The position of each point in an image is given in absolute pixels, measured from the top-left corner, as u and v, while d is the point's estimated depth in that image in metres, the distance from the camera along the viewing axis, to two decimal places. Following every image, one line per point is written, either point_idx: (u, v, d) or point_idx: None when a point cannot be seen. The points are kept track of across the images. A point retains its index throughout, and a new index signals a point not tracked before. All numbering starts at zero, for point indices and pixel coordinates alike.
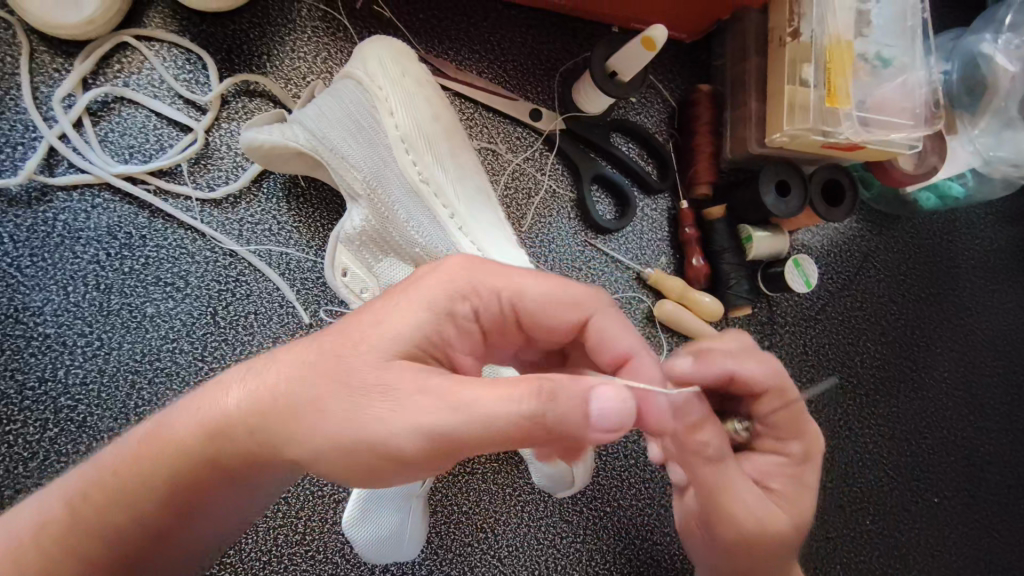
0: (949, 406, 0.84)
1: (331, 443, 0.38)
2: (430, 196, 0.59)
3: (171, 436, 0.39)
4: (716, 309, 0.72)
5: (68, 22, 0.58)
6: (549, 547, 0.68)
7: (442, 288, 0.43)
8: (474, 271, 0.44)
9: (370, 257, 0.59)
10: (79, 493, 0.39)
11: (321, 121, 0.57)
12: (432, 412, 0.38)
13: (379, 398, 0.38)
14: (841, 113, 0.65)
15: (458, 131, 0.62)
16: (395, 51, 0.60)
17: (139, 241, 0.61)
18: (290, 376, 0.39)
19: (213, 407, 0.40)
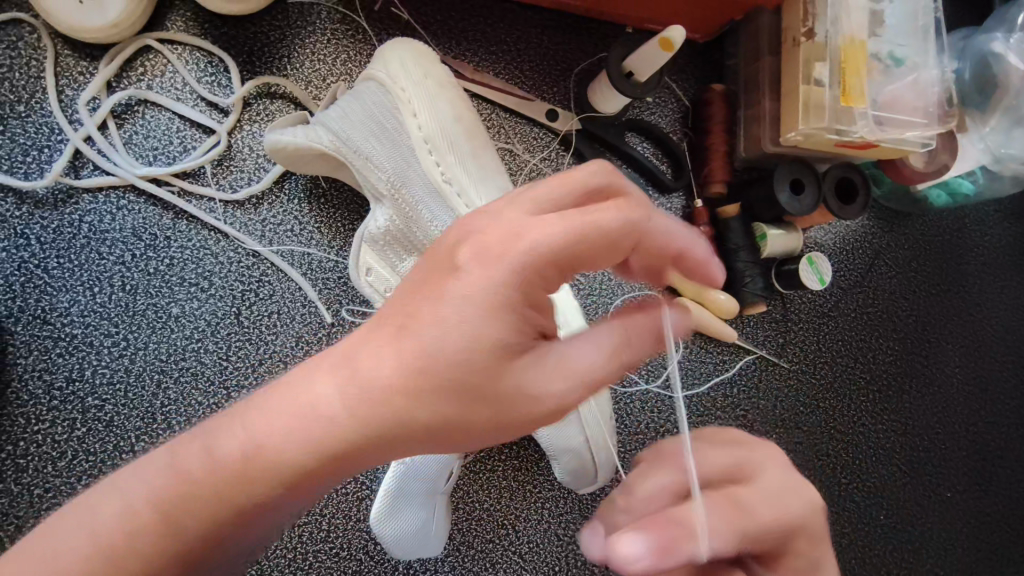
0: (960, 402, 0.85)
1: (452, 426, 0.36)
2: (452, 196, 0.59)
3: (273, 454, 0.36)
4: (733, 305, 0.72)
5: (94, 25, 0.59)
6: (569, 543, 0.68)
7: (501, 260, 0.36)
8: (502, 225, 0.37)
9: (394, 257, 0.60)
10: (171, 495, 0.36)
11: (346, 122, 0.58)
12: (547, 382, 0.36)
13: (485, 383, 0.36)
14: (855, 112, 0.66)
15: (480, 132, 0.63)
16: (416, 53, 0.62)
17: (164, 242, 0.61)
18: (372, 379, 0.36)
19: (310, 405, 0.36)
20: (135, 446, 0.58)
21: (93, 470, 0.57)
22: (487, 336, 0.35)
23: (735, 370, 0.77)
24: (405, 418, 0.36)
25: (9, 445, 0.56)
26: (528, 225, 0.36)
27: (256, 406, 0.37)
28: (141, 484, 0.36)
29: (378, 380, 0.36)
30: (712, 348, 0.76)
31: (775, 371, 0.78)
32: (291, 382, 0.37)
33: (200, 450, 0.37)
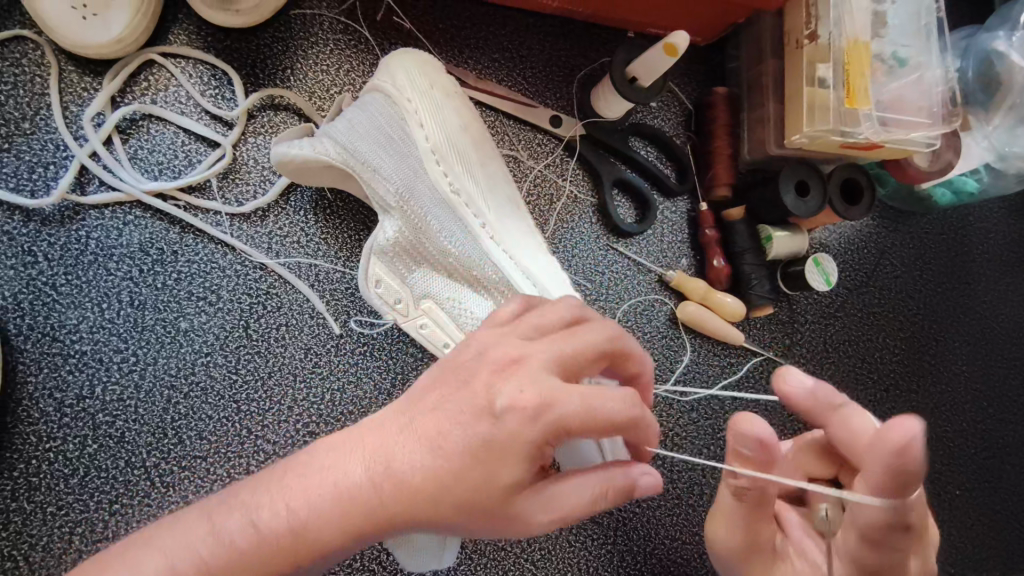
0: (967, 399, 0.85)
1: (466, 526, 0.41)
2: (462, 207, 0.60)
3: (316, 527, 0.38)
4: (740, 311, 0.73)
5: (98, 41, 0.59)
6: (581, 550, 0.68)
7: (534, 416, 0.40)
8: (519, 378, 0.41)
9: (404, 269, 0.59)
10: (218, 561, 0.38)
11: (353, 135, 0.58)
12: (536, 511, 0.41)
13: (491, 503, 0.40)
14: (860, 113, 0.66)
15: (486, 142, 0.64)
16: (421, 64, 0.62)
17: (171, 256, 0.61)
18: (400, 479, 0.39)
19: (350, 487, 0.39)
20: (146, 462, 0.58)
21: (105, 487, 0.57)
22: (503, 474, 0.40)
23: (743, 373, 0.77)
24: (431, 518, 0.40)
25: (20, 464, 0.55)
26: (554, 387, 0.41)
27: (298, 482, 0.40)
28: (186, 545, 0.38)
29: (413, 472, 0.40)
30: (720, 350, 0.76)
31: None
32: (331, 462, 0.40)
33: (243, 521, 0.39)
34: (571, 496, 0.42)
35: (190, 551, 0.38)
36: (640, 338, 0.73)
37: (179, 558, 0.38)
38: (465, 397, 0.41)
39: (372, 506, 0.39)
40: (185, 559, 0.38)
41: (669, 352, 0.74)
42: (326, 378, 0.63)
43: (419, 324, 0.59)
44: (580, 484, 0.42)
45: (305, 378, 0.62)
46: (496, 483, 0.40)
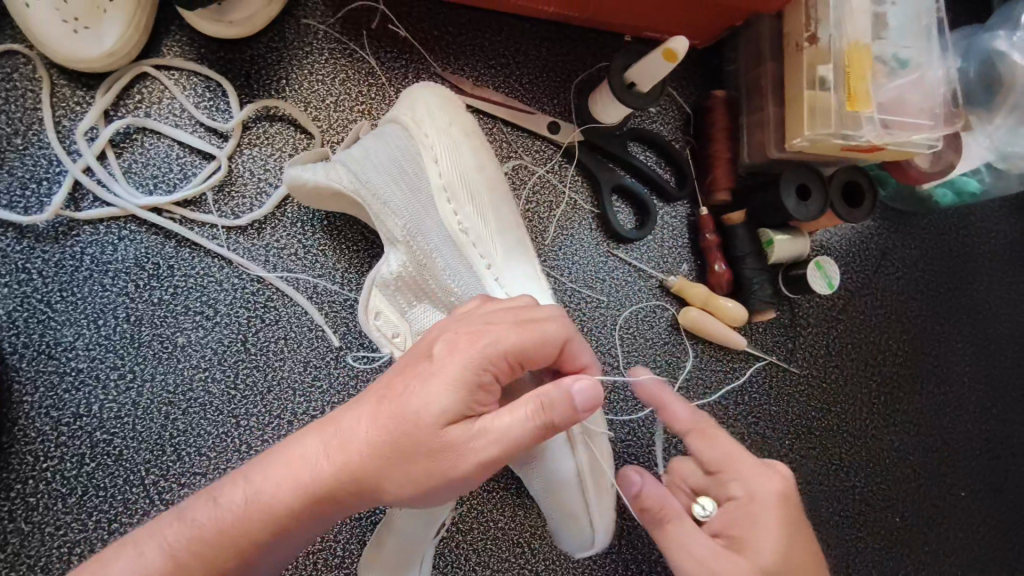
0: (971, 401, 0.84)
1: (408, 481, 0.42)
2: (469, 247, 0.59)
3: (269, 497, 0.42)
4: (742, 315, 0.72)
5: (90, 55, 0.58)
6: (586, 559, 0.68)
7: (466, 353, 0.42)
8: (460, 334, 0.43)
9: (404, 303, 0.60)
10: (183, 546, 0.41)
11: (366, 165, 0.59)
12: (477, 441, 0.41)
13: (430, 444, 0.41)
14: (862, 116, 0.65)
15: (503, 186, 0.63)
16: (443, 98, 0.62)
17: (167, 271, 0.61)
18: (353, 436, 0.42)
19: (300, 463, 0.42)
20: (145, 479, 0.57)
21: (104, 506, 0.56)
22: (438, 407, 0.41)
23: (746, 378, 0.76)
24: (372, 476, 0.41)
25: (18, 484, 0.55)
26: (485, 328, 0.43)
27: (257, 464, 0.43)
28: (159, 533, 0.42)
29: (356, 439, 0.42)
30: (722, 356, 0.75)
31: (787, 377, 0.78)
32: (286, 450, 0.43)
33: (206, 504, 0.42)
34: (507, 427, 0.41)
35: (160, 540, 0.41)
36: (642, 344, 0.73)
37: (149, 548, 0.41)
38: (415, 361, 0.43)
39: (317, 477, 0.41)
40: (153, 548, 0.41)
41: (672, 358, 0.73)
42: (326, 391, 0.62)
43: None
44: (518, 412, 0.42)
45: (304, 392, 0.62)
46: (433, 415, 0.41)
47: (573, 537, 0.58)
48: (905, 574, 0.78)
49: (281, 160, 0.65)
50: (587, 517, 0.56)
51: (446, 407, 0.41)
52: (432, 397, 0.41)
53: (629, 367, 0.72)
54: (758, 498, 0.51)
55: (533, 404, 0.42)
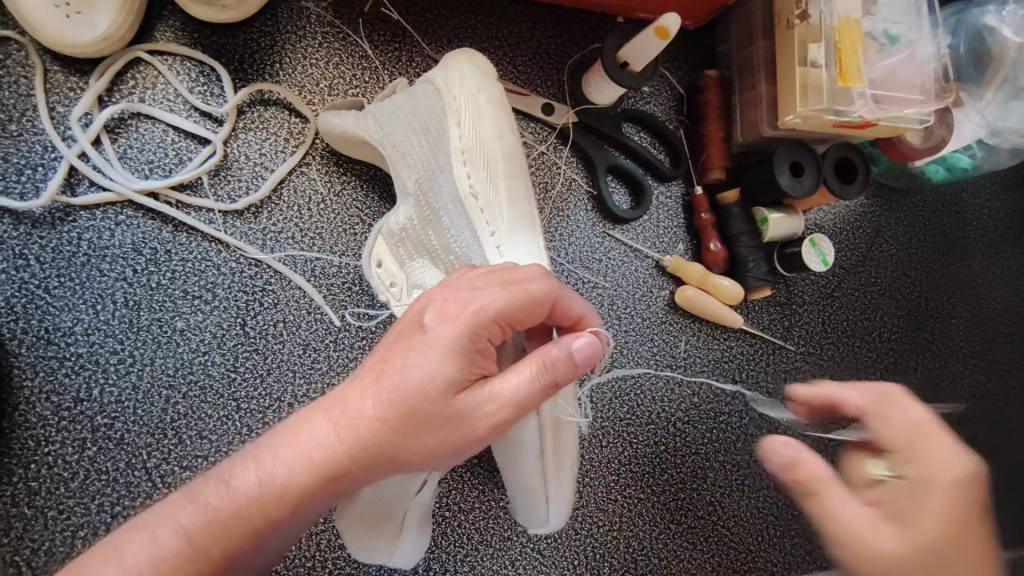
0: (966, 375, 0.85)
1: (419, 452, 0.42)
2: (476, 211, 0.59)
3: (282, 476, 0.42)
4: (739, 293, 0.73)
5: (82, 39, 0.58)
6: (586, 537, 0.68)
7: (458, 319, 0.42)
8: (452, 302, 0.44)
9: (405, 256, 0.60)
10: (199, 526, 0.41)
11: (393, 117, 0.61)
12: (485, 406, 0.42)
13: (438, 411, 0.42)
14: (854, 91, 0.66)
15: (519, 158, 0.62)
16: (476, 66, 0.63)
17: (165, 256, 0.61)
18: (357, 413, 0.42)
19: (310, 443, 0.42)
20: (147, 463, 0.58)
21: (106, 489, 0.56)
22: (443, 375, 0.41)
23: (742, 356, 0.77)
24: (383, 447, 0.42)
25: (19, 468, 0.55)
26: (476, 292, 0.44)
27: (265, 445, 0.43)
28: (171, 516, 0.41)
29: (362, 413, 0.42)
30: (718, 334, 0.76)
31: (783, 354, 0.78)
32: (296, 429, 0.43)
33: (219, 488, 0.42)
34: (512, 389, 0.42)
35: (174, 522, 0.41)
36: (638, 323, 0.73)
37: (162, 530, 0.40)
38: (411, 332, 0.44)
39: (327, 455, 0.42)
40: (165, 530, 0.40)
41: (669, 337, 0.74)
42: (324, 373, 0.63)
43: None
44: (521, 373, 0.43)
45: (304, 373, 0.62)
46: (439, 387, 0.41)
47: (529, 513, 0.58)
48: None
49: (277, 143, 0.65)
50: (544, 494, 0.56)
51: (448, 375, 0.41)
52: (435, 367, 0.41)
53: (625, 346, 0.72)
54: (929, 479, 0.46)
55: (535, 366, 0.43)
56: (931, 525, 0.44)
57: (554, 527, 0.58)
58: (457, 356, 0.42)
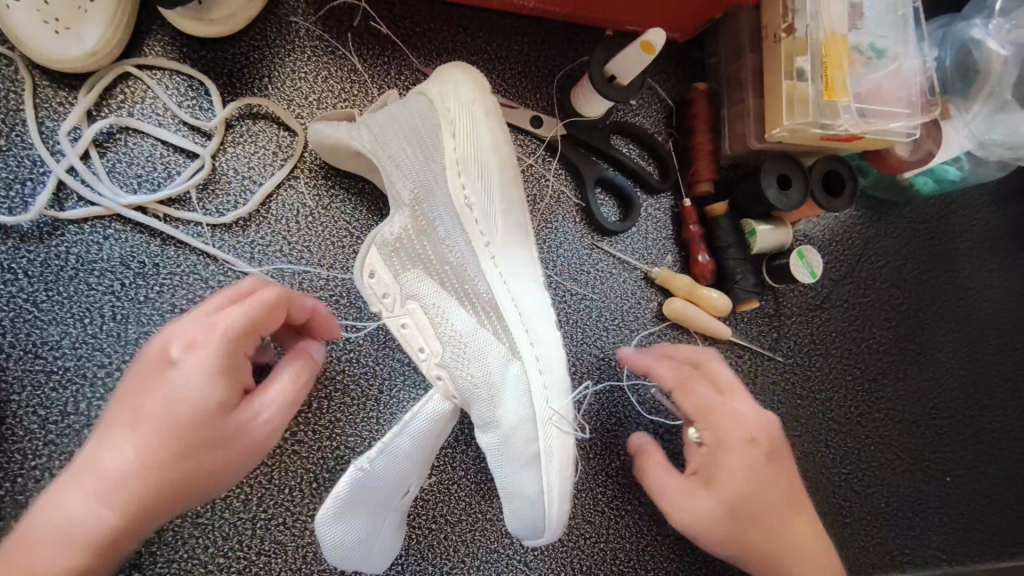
0: (954, 386, 0.85)
1: (212, 468, 0.43)
2: (472, 223, 0.59)
3: (83, 526, 0.40)
4: (726, 304, 0.73)
5: (71, 55, 0.59)
6: (573, 548, 0.68)
7: (207, 348, 0.43)
8: (200, 328, 0.44)
9: (399, 265, 0.59)
10: None
11: (386, 128, 0.60)
12: (256, 420, 0.46)
13: (215, 433, 0.43)
14: (840, 105, 0.66)
15: (514, 169, 0.62)
16: (472, 79, 0.61)
17: (153, 269, 0.61)
18: (136, 453, 0.41)
19: (66, 518, 0.40)
20: None
21: None
22: (225, 395, 0.43)
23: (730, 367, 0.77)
24: (187, 473, 0.42)
25: (6, 482, 0.55)
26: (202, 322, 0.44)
27: (54, 500, 0.41)
28: None
29: (150, 446, 0.41)
30: (707, 346, 0.76)
31: (771, 365, 0.79)
32: (79, 477, 0.41)
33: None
34: (274, 400, 0.47)
35: None
36: (626, 335, 0.73)
37: None
38: (155, 369, 0.43)
39: (94, 518, 0.40)
40: None
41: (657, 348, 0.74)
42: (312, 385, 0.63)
43: (400, 321, 0.59)
44: (282, 385, 0.48)
45: None
46: (196, 414, 0.42)
47: (523, 526, 0.57)
48: (890, 560, 0.79)
49: (266, 157, 0.65)
50: (544, 508, 0.55)
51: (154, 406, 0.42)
52: (194, 391, 0.42)
53: (614, 358, 0.73)
54: (728, 441, 0.60)
55: (297, 372, 0.50)
56: (728, 483, 0.58)
57: (548, 540, 0.57)
58: (173, 393, 0.42)
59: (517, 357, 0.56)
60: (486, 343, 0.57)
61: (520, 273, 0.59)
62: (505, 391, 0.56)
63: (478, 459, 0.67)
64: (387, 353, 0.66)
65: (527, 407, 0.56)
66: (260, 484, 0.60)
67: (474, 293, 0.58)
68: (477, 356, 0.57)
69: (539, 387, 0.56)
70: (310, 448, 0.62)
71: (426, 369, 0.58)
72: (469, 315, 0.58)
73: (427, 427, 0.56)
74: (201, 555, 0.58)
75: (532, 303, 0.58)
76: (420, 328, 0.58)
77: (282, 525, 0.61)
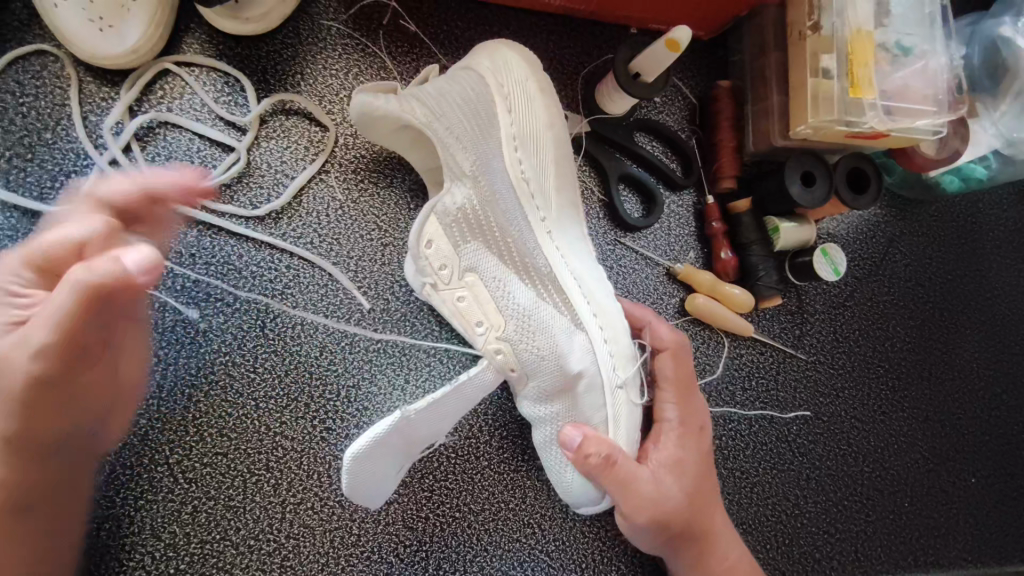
0: (980, 386, 0.85)
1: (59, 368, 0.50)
2: (529, 196, 0.59)
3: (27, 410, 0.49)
4: (749, 301, 0.73)
5: (115, 53, 0.61)
6: (595, 540, 0.69)
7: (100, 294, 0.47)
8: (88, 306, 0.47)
9: (458, 236, 0.60)
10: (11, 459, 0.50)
11: (441, 102, 0.60)
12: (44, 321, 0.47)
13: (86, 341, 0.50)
14: (865, 103, 0.67)
15: (567, 145, 0.63)
16: (522, 56, 0.62)
17: (189, 259, 0.63)
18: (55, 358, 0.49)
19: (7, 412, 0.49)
20: (170, 458, 0.60)
21: (131, 483, 0.59)
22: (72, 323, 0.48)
23: (752, 365, 0.77)
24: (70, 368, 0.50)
25: None
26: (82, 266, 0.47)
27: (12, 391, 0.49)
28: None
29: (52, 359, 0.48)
30: (730, 344, 0.76)
31: (794, 364, 0.79)
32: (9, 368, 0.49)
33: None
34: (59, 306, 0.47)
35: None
36: None
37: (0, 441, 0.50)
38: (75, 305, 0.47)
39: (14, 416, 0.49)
40: None
41: None
42: (340, 375, 0.65)
43: (457, 294, 0.60)
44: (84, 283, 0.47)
45: (319, 374, 0.64)
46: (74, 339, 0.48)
47: (584, 493, 0.60)
48: (914, 560, 0.78)
49: (297, 152, 0.67)
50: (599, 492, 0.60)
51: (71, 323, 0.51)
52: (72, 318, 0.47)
53: None
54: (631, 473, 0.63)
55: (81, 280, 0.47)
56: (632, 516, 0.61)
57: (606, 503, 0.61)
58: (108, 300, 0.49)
59: (580, 329, 0.59)
60: (549, 316, 0.59)
61: (575, 246, 0.61)
62: (572, 357, 0.58)
63: (501, 450, 0.68)
64: (413, 345, 0.67)
65: (596, 372, 0.59)
66: (291, 469, 0.62)
67: (534, 269, 0.60)
68: (544, 328, 0.58)
69: (605, 356, 0.59)
70: (338, 435, 0.64)
71: (485, 342, 0.59)
72: (529, 289, 0.60)
73: (473, 395, 0.58)
74: (233, 536, 0.60)
75: (594, 278, 0.61)
76: (478, 301, 0.60)
77: (310, 510, 0.62)
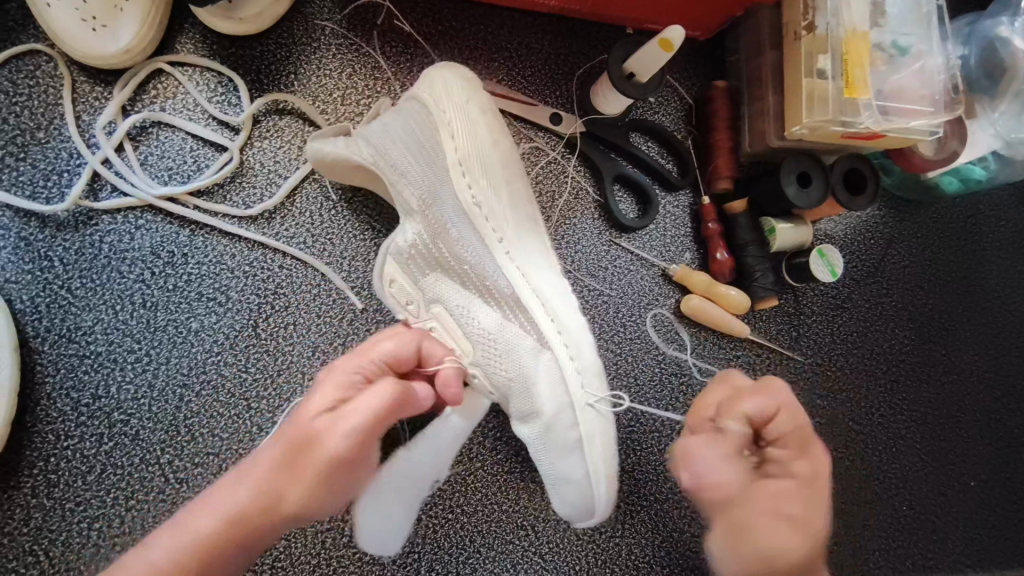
0: (980, 389, 0.84)
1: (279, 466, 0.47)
2: (481, 219, 0.59)
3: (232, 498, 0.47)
4: (745, 302, 0.73)
5: (107, 52, 0.61)
6: (588, 543, 0.69)
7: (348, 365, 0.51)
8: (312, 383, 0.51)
9: (417, 272, 0.61)
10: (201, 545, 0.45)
11: (385, 139, 0.60)
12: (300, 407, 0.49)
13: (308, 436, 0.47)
14: (860, 103, 0.66)
15: (516, 161, 0.62)
16: (459, 77, 0.62)
17: (181, 259, 0.63)
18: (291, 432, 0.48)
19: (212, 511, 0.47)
20: (160, 457, 0.60)
21: (122, 483, 0.59)
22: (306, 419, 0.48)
23: (748, 366, 0.77)
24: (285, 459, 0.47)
25: (39, 461, 0.57)
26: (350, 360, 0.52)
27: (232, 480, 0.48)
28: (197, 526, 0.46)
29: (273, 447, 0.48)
30: (726, 345, 0.76)
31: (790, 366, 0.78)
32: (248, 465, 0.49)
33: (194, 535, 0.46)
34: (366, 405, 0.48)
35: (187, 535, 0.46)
36: (645, 332, 0.74)
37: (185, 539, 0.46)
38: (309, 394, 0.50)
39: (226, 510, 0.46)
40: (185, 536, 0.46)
41: (674, 345, 0.74)
42: None
43: (427, 326, 0.61)
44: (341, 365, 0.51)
45: (310, 375, 0.63)
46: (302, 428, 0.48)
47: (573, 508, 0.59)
48: (911, 564, 0.78)
49: (290, 152, 0.67)
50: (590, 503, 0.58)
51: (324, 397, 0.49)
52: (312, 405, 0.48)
53: (631, 355, 0.73)
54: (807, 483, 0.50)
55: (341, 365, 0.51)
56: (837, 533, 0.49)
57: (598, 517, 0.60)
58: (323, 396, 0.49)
59: (546, 348, 0.58)
60: (514, 337, 0.58)
61: (537, 265, 0.60)
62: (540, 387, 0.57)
63: (494, 451, 0.68)
64: None
65: (563, 393, 0.57)
66: None
67: (498, 290, 0.59)
68: (508, 350, 0.58)
69: (572, 373, 0.58)
70: None
71: None
72: (495, 311, 0.59)
73: (460, 423, 0.58)
74: None
75: (554, 291, 0.59)
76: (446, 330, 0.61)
77: None
